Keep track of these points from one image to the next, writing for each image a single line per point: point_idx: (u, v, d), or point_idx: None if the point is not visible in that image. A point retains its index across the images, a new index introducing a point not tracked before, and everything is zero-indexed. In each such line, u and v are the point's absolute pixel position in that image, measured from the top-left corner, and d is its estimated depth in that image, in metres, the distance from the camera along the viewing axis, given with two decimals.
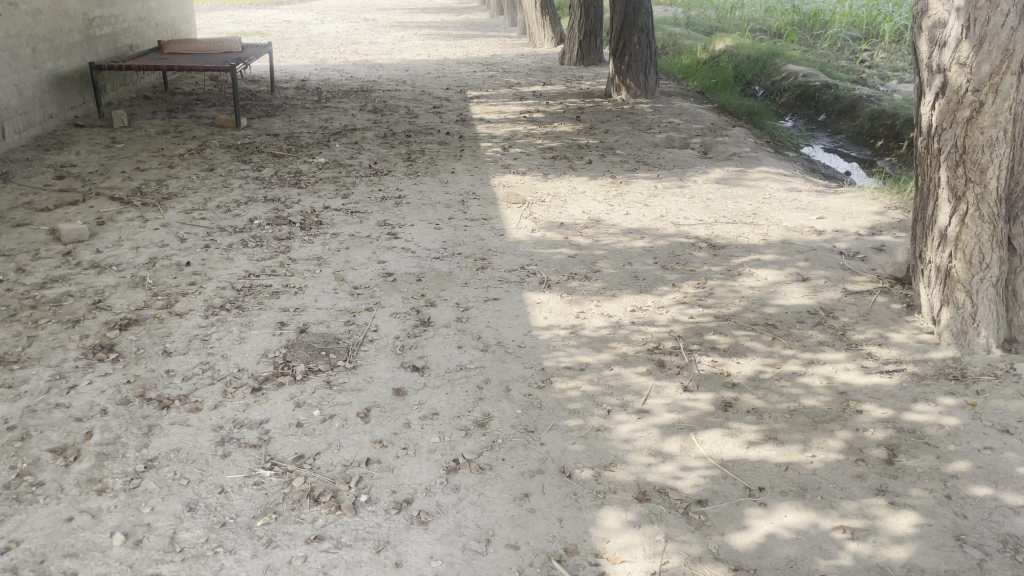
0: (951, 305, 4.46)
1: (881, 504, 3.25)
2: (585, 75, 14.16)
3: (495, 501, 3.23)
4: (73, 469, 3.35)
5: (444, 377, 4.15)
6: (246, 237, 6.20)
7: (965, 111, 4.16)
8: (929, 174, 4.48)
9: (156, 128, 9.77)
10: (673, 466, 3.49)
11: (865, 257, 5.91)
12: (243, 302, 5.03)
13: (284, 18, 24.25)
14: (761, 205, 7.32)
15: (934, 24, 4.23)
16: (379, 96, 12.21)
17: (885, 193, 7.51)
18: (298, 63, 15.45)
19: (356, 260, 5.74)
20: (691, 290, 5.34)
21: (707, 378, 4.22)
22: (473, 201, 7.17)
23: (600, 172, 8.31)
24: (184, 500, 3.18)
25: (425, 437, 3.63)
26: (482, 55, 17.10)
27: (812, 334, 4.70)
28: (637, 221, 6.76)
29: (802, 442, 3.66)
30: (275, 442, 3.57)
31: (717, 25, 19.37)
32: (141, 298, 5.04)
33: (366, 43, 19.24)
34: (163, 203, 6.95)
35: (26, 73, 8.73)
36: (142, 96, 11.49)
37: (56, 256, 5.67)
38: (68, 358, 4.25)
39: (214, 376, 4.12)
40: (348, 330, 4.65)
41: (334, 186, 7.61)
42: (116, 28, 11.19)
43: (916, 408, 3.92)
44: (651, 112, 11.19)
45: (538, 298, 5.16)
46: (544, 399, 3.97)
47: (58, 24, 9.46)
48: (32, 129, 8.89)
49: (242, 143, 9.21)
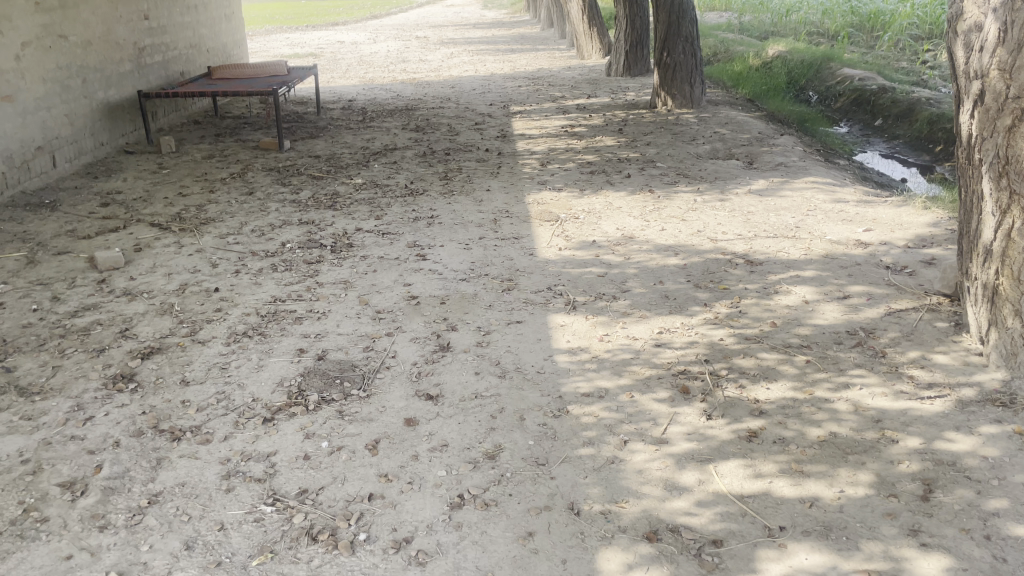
0: (998, 326, 4.20)
1: (911, 546, 3.03)
2: (630, 86, 13.96)
3: (497, 541, 3.10)
4: (78, 504, 3.34)
5: (457, 407, 4.04)
6: (277, 261, 6.22)
7: (1006, 119, 3.89)
8: (973, 186, 4.26)
9: (202, 153, 9.96)
10: (688, 501, 3.32)
11: (913, 271, 5.62)
12: (266, 328, 5.03)
13: (338, 39, 24.65)
14: (805, 217, 7.05)
15: (971, 27, 4.02)
16: (422, 114, 12.24)
17: (939, 202, 7.17)
18: (346, 84, 15.64)
19: (381, 283, 5.70)
20: (723, 310, 5.14)
21: (732, 405, 4.01)
22: (505, 220, 7.07)
23: (638, 186, 8.14)
24: (183, 537, 3.15)
25: (432, 470, 3.54)
26: (529, 69, 17.03)
27: (848, 357, 4.46)
28: (673, 237, 6.58)
29: (829, 476, 3.44)
30: (280, 476, 3.52)
31: (772, 30, 19.07)
32: (167, 325, 5.08)
33: (414, 61, 19.37)
34: (200, 228, 7.04)
35: (76, 103, 8.96)
36: (192, 120, 11.74)
37: (90, 284, 5.77)
38: (88, 390, 4.27)
39: (228, 406, 4.09)
40: (366, 357, 4.60)
41: (368, 207, 7.60)
42: (167, 55, 11.46)
43: (956, 438, 3.66)
44: (697, 122, 10.95)
45: (562, 320, 5.02)
46: (559, 429, 3.83)
47: (109, 54, 9.70)
48: (82, 157, 9.13)
49: (283, 166, 9.31)
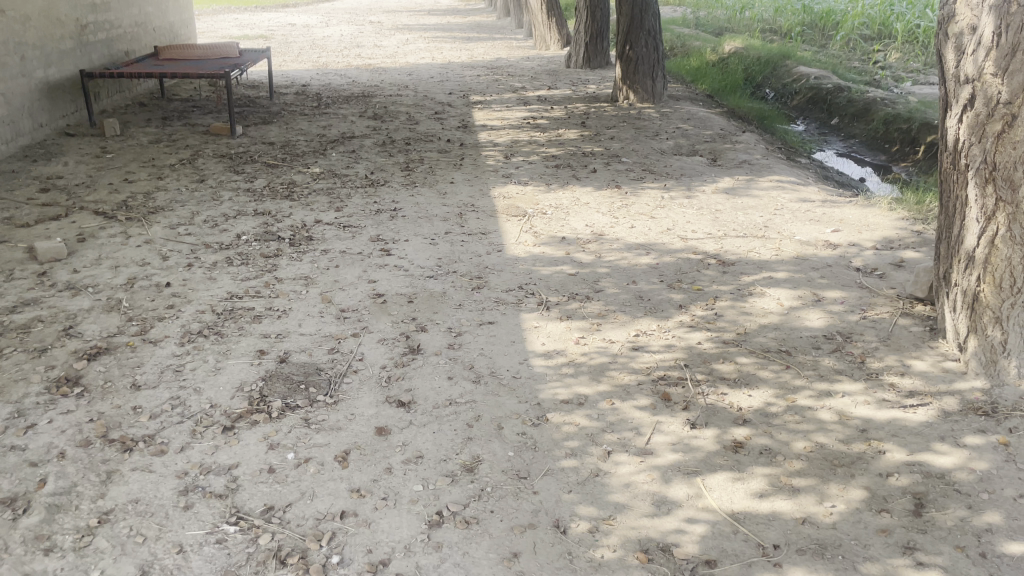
0: (978, 333, 4.14)
1: (908, 565, 2.93)
2: (591, 78, 13.83)
3: (481, 563, 2.92)
4: (20, 524, 3.06)
5: (431, 414, 3.84)
6: (232, 254, 5.92)
7: (996, 124, 3.84)
8: (956, 192, 4.20)
9: (148, 137, 9.51)
10: (678, 517, 3.18)
11: (884, 274, 5.58)
12: (223, 327, 4.74)
13: (289, 21, 24.02)
14: (773, 217, 6.99)
15: (963, 30, 3.94)
16: (379, 101, 11.92)
17: (903, 204, 7.17)
18: (299, 68, 15.18)
19: (345, 279, 5.45)
20: (699, 312, 5.03)
21: (715, 414, 3.89)
22: (471, 214, 6.86)
23: (604, 181, 8.00)
24: (138, 561, 2.90)
25: (407, 485, 3.33)
26: (487, 58, 16.78)
27: (828, 363, 4.38)
28: (642, 235, 6.46)
29: (819, 490, 3.34)
30: (243, 492, 3.28)
31: (726, 26, 19.13)
32: (115, 323, 4.76)
33: (369, 46, 18.96)
34: (149, 218, 6.67)
35: (14, 82, 8.46)
36: (137, 102, 11.24)
37: (30, 276, 5.39)
38: (29, 394, 3.95)
39: (184, 413, 3.82)
40: (331, 360, 4.36)
41: (328, 198, 7.32)
42: (111, 33, 10.94)
43: (943, 450, 3.59)
44: (659, 117, 10.87)
45: (536, 321, 4.85)
46: (539, 439, 3.66)
47: (49, 31, 9.18)
48: (20, 139, 8.64)
49: (236, 152, 8.93)
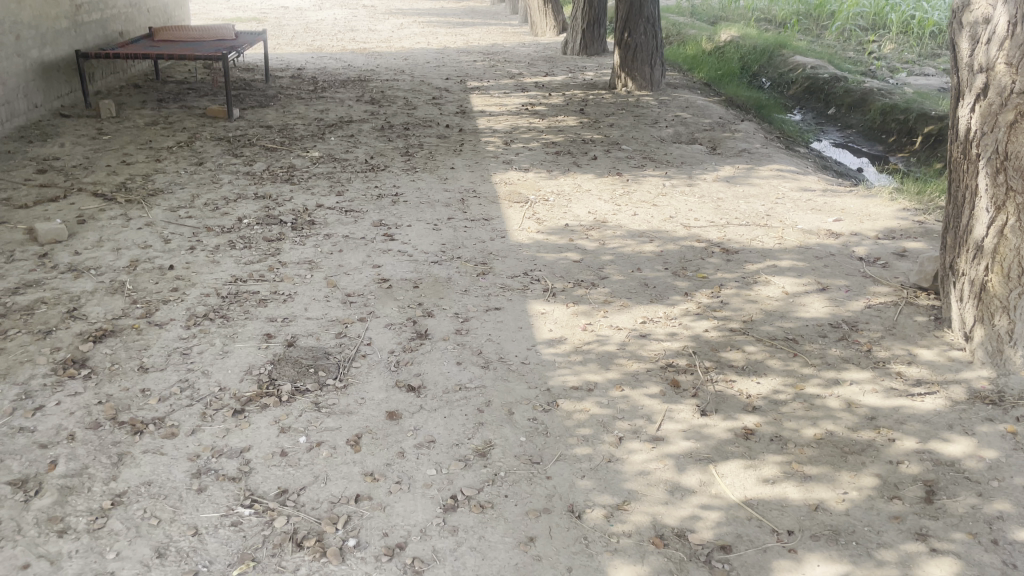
0: (985, 322, 4.17)
1: (921, 551, 2.96)
2: (588, 65, 13.78)
3: (497, 547, 2.93)
4: (32, 506, 3.04)
5: (442, 399, 3.84)
6: (234, 238, 5.88)
7: (1009, 114, 3.85)
8: (965, 182, 4.22)
9: (144, 119, 9.42)
10: (692, 503, 3.19)
11: (886, 263, 5.61)
12: (228, 310, 4.71)
13: (282, 4, 23.81)
14: (774, 205, 7.01)
15: (978, 20, 3.96)
16: (376, 86, 11.85)
17: (903, 194, 7.19)
18: (294, 51, 15.06)
19: (349, 264, 5.42)
20: (704, 300, 5.04)
21: (725, 401, 3.91)
22: (473, 200, 6.84)
23: (605, 168, 7.99)
24: (153, 543, 2.89)
25: (420, 469, 3.33)
26: (482, 44, 16.69)
27: (834, 351, 4.40)
28: (645, 222, 6.46)
29: (831, 477, 3.36)
30: (255, 475, 3.27)
31: (721, 15, 19.08)
32: (120, 305, 4.72)
33: (364, 30, 18.82)
34: (149, 200, 6.62)
35: (9, 61, 8.35)
36: (131, 84, 11.13)
37: (31, 258, 5.34)
38: (36, 375, 3.92)
39: (193, 397, 3.80)
40: (338, 344, 4.34)
41: (328, 182, 7.28)
42: (105, 13, 10.81)
43: (952, 438, 3.62)
44: (658, 105, 10.85)
45: (542, 307, 4.85)
46: (550, 425, 3.66)
47: (43, 10, 9.06)
48: (15, 119, 8.54)
49: (234, 136, 8.86)
